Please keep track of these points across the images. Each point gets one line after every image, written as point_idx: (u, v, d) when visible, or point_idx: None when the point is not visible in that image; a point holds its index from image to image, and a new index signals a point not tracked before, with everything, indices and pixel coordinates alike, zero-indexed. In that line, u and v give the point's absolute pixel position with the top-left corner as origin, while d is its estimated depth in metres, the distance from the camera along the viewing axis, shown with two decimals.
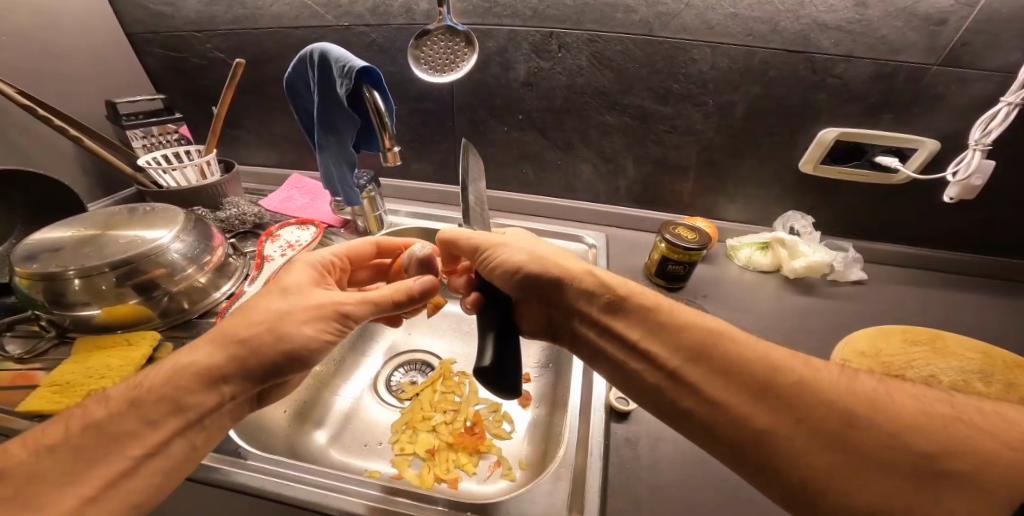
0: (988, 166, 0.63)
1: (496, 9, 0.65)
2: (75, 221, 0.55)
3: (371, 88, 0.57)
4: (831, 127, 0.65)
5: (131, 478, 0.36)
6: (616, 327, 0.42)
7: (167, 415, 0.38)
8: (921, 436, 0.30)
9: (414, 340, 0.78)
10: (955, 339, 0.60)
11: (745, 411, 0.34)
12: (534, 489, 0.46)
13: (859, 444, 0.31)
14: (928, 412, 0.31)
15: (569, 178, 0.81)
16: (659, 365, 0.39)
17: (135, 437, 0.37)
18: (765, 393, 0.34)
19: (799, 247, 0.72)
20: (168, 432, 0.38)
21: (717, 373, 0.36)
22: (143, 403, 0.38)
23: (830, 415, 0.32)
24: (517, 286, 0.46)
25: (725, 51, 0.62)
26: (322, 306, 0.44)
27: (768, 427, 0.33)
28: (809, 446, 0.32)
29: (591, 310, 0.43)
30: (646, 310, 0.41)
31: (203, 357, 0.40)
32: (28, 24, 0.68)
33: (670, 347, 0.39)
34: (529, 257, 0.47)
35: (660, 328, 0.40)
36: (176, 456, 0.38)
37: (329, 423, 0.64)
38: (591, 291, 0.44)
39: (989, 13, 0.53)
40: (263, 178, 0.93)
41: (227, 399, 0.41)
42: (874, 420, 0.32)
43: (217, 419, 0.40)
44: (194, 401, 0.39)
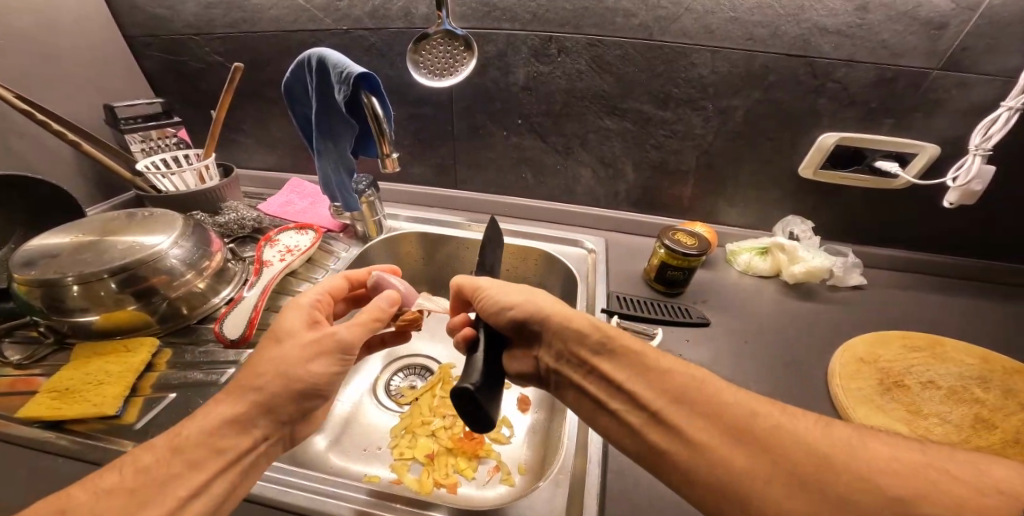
0: (988, 171, 0.62)
1: (495, 13, 0.65)
2: (73, 227, 0.55)
3: (370, 94, 0.56)
4: (831, 132, 0.65)
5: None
6: (604, 370, 0.43)
7: (209, 457, 0.38)
8: (897, 480, 0.31)
9: (414, 344, 0.78)
10: (954, 345, 0.60)
11: (725, 453, 0.35)
12: (534, 495, 0.46)
13: (835, 487, 0.31)
14: (911, 458, 0.32)
15: (569, 182, 0.81)
16: (643, 405, 0.39)
17: (179, 479, 0.36)
18: (743, 435, 0.35)
19: (799, 252, 0.71)
20: (209, 474, 0.37)
21: (698, 415, 0.37)
22: (186, 448, 0.37)
23: (805, 456, 0.33)
24: (512, 325, 0.48)
25: (725, 56, 0.62)
26: (319, 341, 0.44)
27: (746, 469, 0.34)
28: (787, 490, 0.32)
29: (580, 351, 0.44)
30: (633, 355, 0.42)
31: (236, 395, 0.41)
32: (26, 27, 0.68)
33: (654, 390, 0.40)
34: (525, 297, 0.48)
35: (646, 371, 0.41)
36: (214, 499, 0.37)
37: (329, 428, 0.63)
38: (581, 333, 0.44)
39: (990, 16, 0.53)
40: (262, 182, 0.93)
41: (261, 440, 0.41)
42: (856, 463, 0.32)
43: (251, 459, 0.40)
44: (232, 441, 0.39)
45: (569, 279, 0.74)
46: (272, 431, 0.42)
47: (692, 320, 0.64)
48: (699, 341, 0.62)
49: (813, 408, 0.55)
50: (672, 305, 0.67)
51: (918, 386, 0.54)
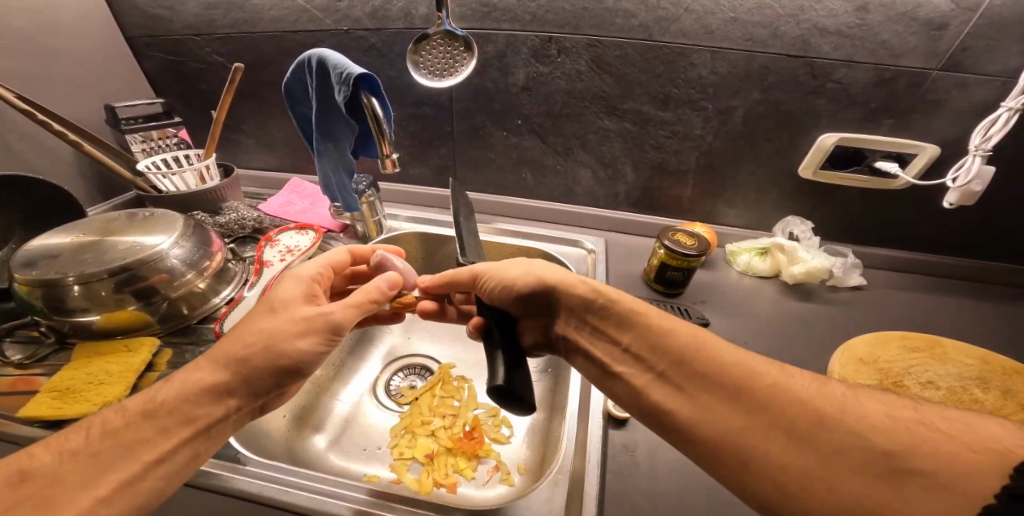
0: (989, 172, 0.62)
1: (495, 13, 0.65)
2: (74, 227, 0.55)
3: (369, 94, 0.56)
4: (831, 132, 0.64)
5: (141, 480, 0.36)
6: (607, 329, 0.45)
7: (178, 425, 0.38)
8: (884, 437, 0.31)
9: (413, 344, 0.78)
10: (955, 346, 0.60)
11: (722, 413, 0.35)
12: (532, 496, 0.46)
13: (830, 442, 0.31)
14: (894, 416, 0.32)
15: (569, 182, 0.81)
16: (648, 367, 0.40)
17: (146, 443, 0.37)
18: (740, 395, 0.35)
19: (798, 252, 0.71)
20: (177, 441, 0.38)
21: (697, 376, 0.37)
22: (158, 413, 0.38)
23: (802, 414, 0.33)
24: (522, 298, 0.51)
25: (724, 56, 0.62)
26: (310, 318, 0.44)
27: (742, 425, 0.34)
28: (780, 445, 0.32)
29: (585, 315, 0.47)
30: (632, 314, 0.44)
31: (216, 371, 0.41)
32: (27, 28, 0.68)
33: (655, 349, 0.41)
34: (530, 269, 0.51)
35: (648, 335, 0.42)
36: (180, 465, 0.38)
37: (329, 428, 0.64)
38: (585, 299, 0.47)
39: (990, 17, 0.53)
40: (262, 182, 0.93)
41: (234, 411, 0.41)
42: (844, 422, 0.32)
43: (223, 430, 0.41)
44: (205, 410, 0.40)
45: None
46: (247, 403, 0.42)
47: (692, 320, 0.64)
48: None
49: None
50: (671, 305, 0.67)
51: (917, 387, 0.54)
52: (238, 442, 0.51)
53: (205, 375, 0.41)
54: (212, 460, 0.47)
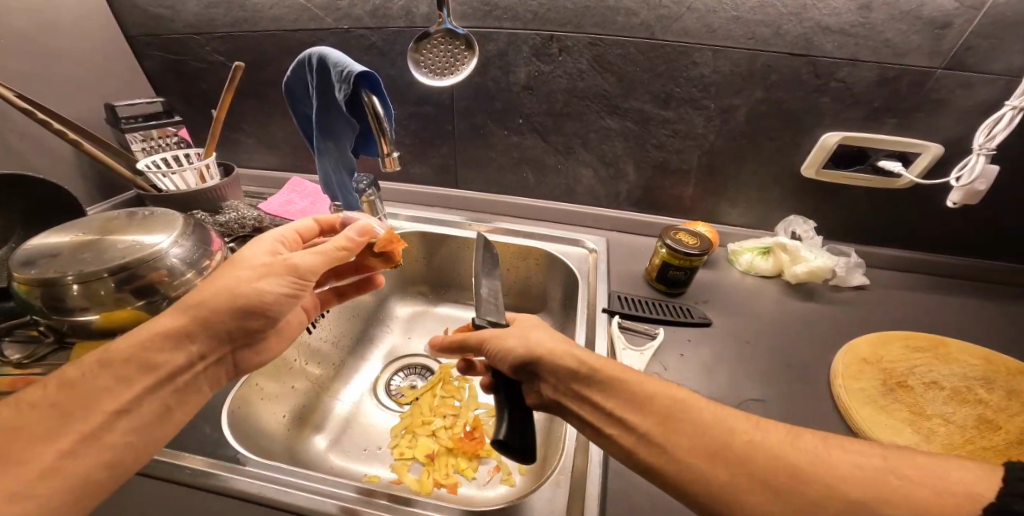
0: (993, 170, 0.61)
1: (496, 12, 0.65)
2: (73, 226, 0.55)
3: (370, 93, 0.56)
4: (833, 131, 0.64)
5: (108, 432, 0.36)
6: (596, 399, 0.41)
7: (139, 374, 0.38)
8: (861, 489, 0.31)
9: (414, 344, 0.78)
10: (958, 345, 0.59)
11: (712, 474, 0.34)
12: (534, 497, 0.45)
13: (814, 502, 0.31)
14: (865, 466, 0.32)
15: (570, 182, 0.81)
16: (631, 428, 0.38)
17: (111, 394, 0.37)
18: (727, 455, 0.34)
19: (801, 252, 0.71)
20: (143, 389, 0.38)
21: (683, 438, 0.36)
22: (116, 363, 0.38)
23: (783, 468, 0.33)
24: (514, 371, 0.46)
25: (727, 55, 0.62)
26: (271, 265, 0.46)
27: (728, 485, 0.34)
28: (765, 501, 0.33)
29: (574, 386, 0.42)
30: (616, 380, 0.41)
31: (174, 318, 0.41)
32: (27, 27, 0.68)
33: (642, 413, 0.38)
34: (518, 341, 0.46)
35: (630, 396, 0.40)
36: (148, 414, 0.39)
37: (329, 428, 0.64)
38: (570, 369, 0.42)
39: (994, 15, 0.53)
40: (263, 181, 0.93)
41: (195, 358, 0.42)
42: (824, 474, 0.32)
43: (185, 379, 0.42)
44: (167, 358, 0.40)
45: (569, 279, 0.74)
46: (209, 351, 0.43)
47: (694, 320, 0.64)
48: (700, 341, 0.62)
49: (816, 408, 0.54)
50: (673, 305, 0.67)
51: (922, 387, 0.54)
52: (237, 442, 0.50)
53: (162, 324, 0.41)
54: (212, 459, 0.47)
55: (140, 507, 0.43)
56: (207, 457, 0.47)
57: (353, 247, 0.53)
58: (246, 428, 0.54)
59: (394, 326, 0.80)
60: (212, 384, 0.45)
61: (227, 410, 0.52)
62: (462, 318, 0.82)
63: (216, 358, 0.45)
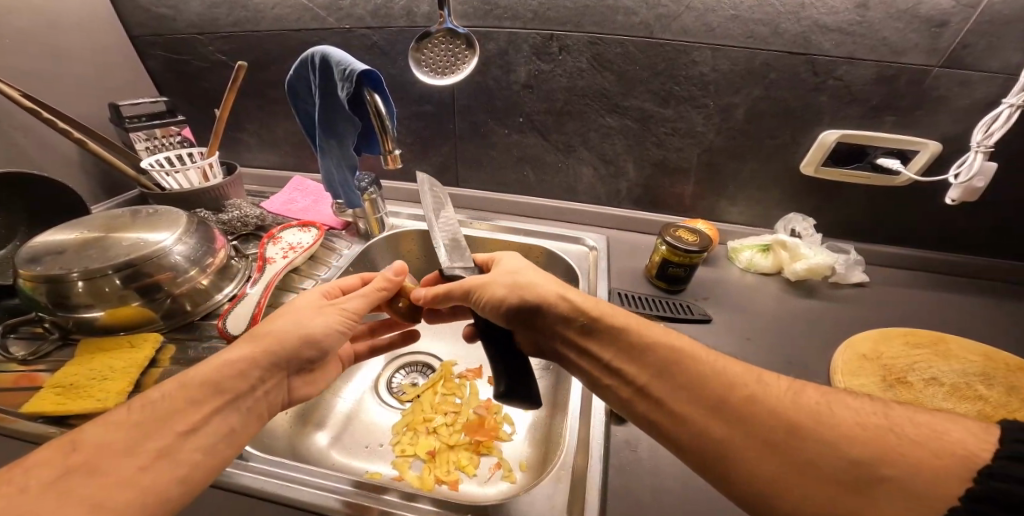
0: (991, 169, 0.62)
1: (497, 12, 0.65)
2: (80, 224, 0.56)
3: (372, 91, 0.56)
4: (831, 128, 0.65)
5: (178, 452, 0.36)
6: (592, 348, 0.43)
7: (208, 395, 0.39)
8: (854, 445, 0.32)
9: (414, 342, 0.78)
10: (959, 342, 0.60)
11: (704, 424, 0.36)
12: (534, 492, 0.46)
13: (803, 454, 0.33)
14: (864, 423, 0.33)
15: (570, 180, 0.81)
16: (629, 380, 0.40)
17: (181, 414, 0.37)
18: (723, 405, 0.36)
19: (800, 250, 0.71)
20: (212, 409, 0.38)
21: (681, 391, 0.37)
22: (189, 384, 0.38)
23: (777, 425, 0.34)
24: (506, 318, 0.48)
25: (726, 54, 0.62)
26: (323, 307, 0.49)
27: (723, 437, 0.35)
28: (758, 454, 0.34)
29: (568, 333, 0.44)
30: (615, 330, 0.42)
31: (246, 347, 0.43)
32: (30, 26, 0.69)
33: (639, 364, 0.40)
34: (508, 285, 0.48)
35: (630, 349, 0.41)
36: (215, 436, 0.38)
37: (330, 425, 0.64)
38: (566, 315, 0.45)
39: (990, 14, 0.53)
40: (265, 181, 0.94)
41: (259, 383, 0.42)
42: (819, 430, 0.33)
43: (250, 403, 0.41)
44: (234, 381, 0.40)
45: (569, 277, 0.75)
46: (270, 375, 0.43)
47: (694, 317, 0.64)
48: (701, 338, 0.62)
49: None
50: (673, 302, 0.67)
51: (921, 383, 0.54)
52: None
53: (235, 352, 0.42)
54: None
55: None
56: None
57: (389, 286, 0.56)
58: None
59: None
60: (272, 414, 0.44)
61: None
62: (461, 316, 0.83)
63: (277, 386, 0.44)
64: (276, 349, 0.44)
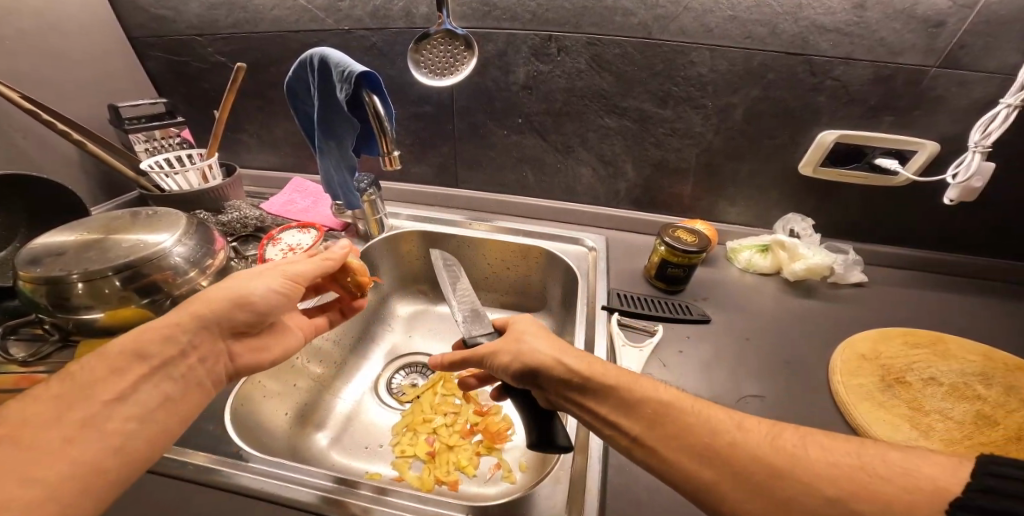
0: (989, 169, 0.62)
1: (495, 13, 0.65)
2: (78, 225, 0.56)
3: (371, 92, 0.56)
4: (830, 129, 0.65)
5: (109, 421, 0.36)
6: (589, 406, 0.42)
7: (135, 364, 0.39)
8: (828, 484, 0.33)
9: (414, 343, 0.79)
10: (957, 342, 0.60)
11: (692, 469, 0.36)
12: (536, 492, 0.46)
13: (784, 495, 0.34)
14: (833, 462, 0.34)
15: (570, 181, 0.81)
16: (624, 433, 0.40)
17: (106, 383, 0.37)
18: (706, 452, 0.36)
19: (799, 250, 0.71)
20: (139, 377, 0.39)
21: (671, 438, 0.38)
22: (109, 354, 0.38)
23: (759, 466, 0.35)
24: (512, 379, 0.46)
25: (724, 54, 0.62)
26: (260, 272, 0.48)
27: (711, 481, 0.36)
28: (744, 495, 0.35)
29: (567, 393, 0.43)
30: (608, 388, 0.41)
31: (173, 314, 0.42)
32: (30, 28, 0.69)
33: (633, 417, 0.40)
34: (511, 350, 0.46)
35: (621, 402, 0.41)
36: (148, 403, 0.39)
37: (330, 426, 0.64)
38: (562, 378, 0.43)
39: (988, 14, 0.53)
40: (265, 182, 0.94)
41: (189, 351, 0.42)
42: (796, 469, 0.34)
43: (184, 370, 0.42)
44: (160, 348, 0.40)
45: (569, 278, 0.75)
46: (201, 341, 0.43)
47: (693, 317, 0.65)
48: (700, 339, 0.62)
49: (814, 406, 0.55)
50: (672, 302, 0.67)
51: (920, 383, 0.54)
52: (239, 438, 0.51)
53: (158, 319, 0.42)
54: (216, 456, 0.48)
55: (144, 501, 0.44)
56: (211, 453, 0.48)
57: (336, 260, 0.56)
58: (247, 425, 0.55)
59: (395, 324, 0.81)
60: (212, 382, 0.44)
61: (231, 407, 0.53)
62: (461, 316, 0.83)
63: (211, 353, 0.44)
64: (210, 314, 0.43)
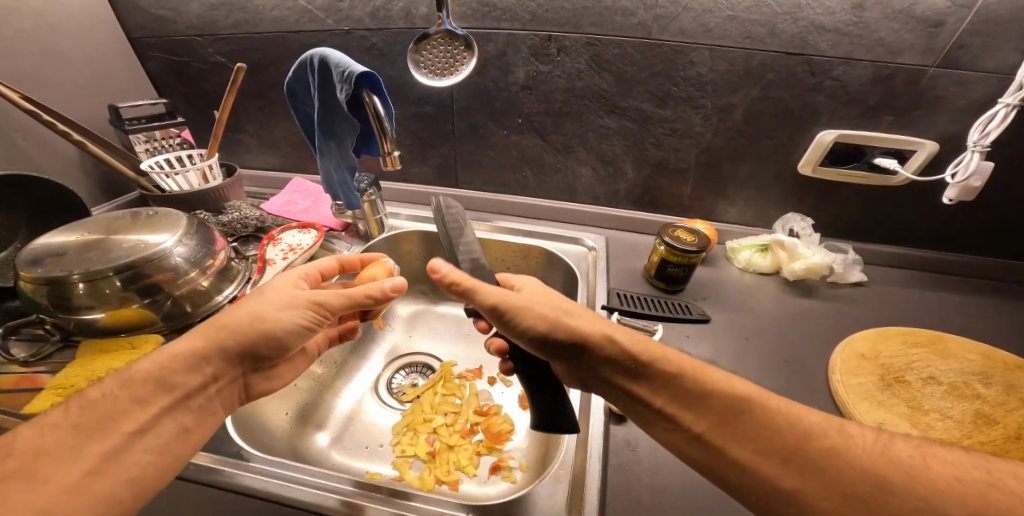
0: (988, 168, 0.62)
1: (495, 13, 0.66)
2: (78, 226, 0.56)
3: (372, 93, 0.56)
4: (829, 128, 0.65)
5: (127, 454, 0.36)
6: (640, 392, 0.42)
7: (156, 394, 0.39)
8: (951, 502, 0.32)
9: (414, 342, 0.79)
10: (957, 341, 0.60)
11: (774, 474, 0.36)
12: (535, 491, 0.46)
13: (892, 510, 0.33)
14: (962, 478, 0.33)
15: (570, 181, 0.81)
16: (687, 428, 0.40)
17: (127, 415, 0.37)
18: (790, 456, 0.36)
19: (799, 249, 0.71)
20: (159, 408, 0.39)
21: (751, 441, 0.37)
22: (133, 383, 0.39)
23: (862, 478, 0.34)
24: (544, 349, 0.44)
25: (724, 54, 0.62)
26: (294, 299, 0.46)
27: (797, 487, 0.35)
28: (834, 504, 0.34)
29: (614, 375, 0.42)
30: (670, 376, 0.41)
31: (197, 338, 0.42)
32: (30, 29, 0.69)
33: (697, 412, 0.40)
34: (559, 314, 0.43)
35: (686, 395, 0.40)
36: (166, 435, 0.39)
37: (330, 426, 0.64)
38: (615, 358, 0.42)
39: (987, 14, 0.53)
40: (265, 182, 0.94)
41: (212, 381, 0.42)
42: (907, 484, 0.33)
43: (204, 400, 0.42)
44: (182, 378, 0.40)
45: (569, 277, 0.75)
46: (224, 372, 0.43)
47: (693, 317, 0.65)
48: (700, 339, 0.63)
49: (814, 405, 0.55)
50: (672, 302, 0.67)
51: (919, 382, 0.54)
52: (239, 437, 0.51)
53: (183, 345, 0.41)
54: (217, 456, 0.48)
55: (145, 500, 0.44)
56: (211, 453, 0.48)
57: (380, 298, 0.49)
58: (246, 424, 0.55)
59: (395, 324, 0.81)
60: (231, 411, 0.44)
61: None
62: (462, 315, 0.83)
63: (231, 382, 0.44)
64: (225, 339, 0.43)
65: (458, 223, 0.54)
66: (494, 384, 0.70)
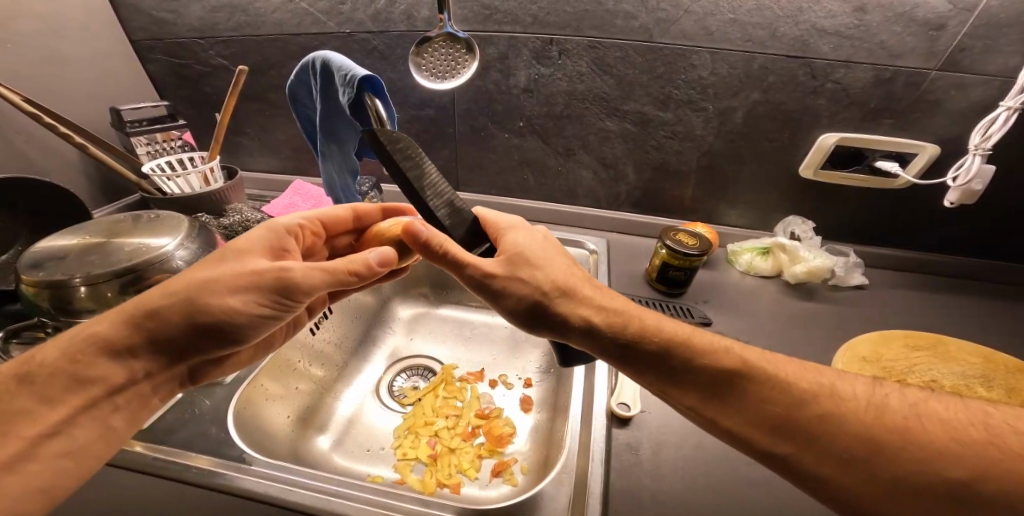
0: (989, 171, 0.62)
1: (497, 16, 0.66)
2: (80, 228, 0.56)
3: (372, 96, 0.56)
4: (829, 132, 0.65)
5: (32, 461, 0.35)
6: (629, 370, 0.41)
7: (69, 392, 0.37)
8: (950, 463, 0.32)
9: (415, 345, 0.79)
10: (958, 344, 0.60)
11: (771, 444, 0.36)
12: (535, 495, 0.45)
13: (893, 470, 0.33)
14: (959, 439, 0.33)
15: (571, 185, 0.82)
16: (680, 402, 0.40)
17: (30, 417, 0.35)
18: (787, 425, 0.36)
19: (800, 252, 0.72)
20: (72, 409, 0.37)
21: (744, 416, 0.37)
22: (37, 379, 0.36)
23: (860, 443, 0.34)
24: (526, 320, 0.42)
25: (724, 57, 0.62)
26: (262, 274, 0.40)
27: (794, 454, 0.36)
28: (832, 465, 0.35)
29: (602, 356, 0.41)
30: (655, 355, 0.40)
31: (117, 321, 0.39)
32: (32, 31, 0.69)
33: (683, 388, 0.39)
34: (529, 285, 0.41)
35: (673, 371, 0.39)
36: (81, 439, 0.37)
37: (332, 429, 0.64)
38: (597, 333, 0.41)
39: (987, 18, 0.53)
40: (265, 185, 0.94)
41: (142, 376, 0.40)
42: (905, 448, 0.33)
43: (128, 396, 0.40)
44: (100, 373, 0.38)
45: None
46: (155, 366, 0.41)
47: (695, 320, 0.64)
48: None
49: None
50: (674, 305, 0.67)
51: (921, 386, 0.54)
52: (243, 443, 0.51)
53: (100, 328, 0.39)
54: (217, 459, 0.47)
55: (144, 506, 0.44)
56: (213, 457, 0.48)
57: (363, 273, 0.45)
58: (252, 430, 0.55)
59: (395, 326, 0.81)
60: (163, 404, 0.43)
61: (232, 411, 0.53)
62: (463, 317, 0.82)
63: (167, 378, 0.42)
64: (153, 330, 0.39)
65: (411, 153, 0.46)
66: (496, 387, 0.70)
